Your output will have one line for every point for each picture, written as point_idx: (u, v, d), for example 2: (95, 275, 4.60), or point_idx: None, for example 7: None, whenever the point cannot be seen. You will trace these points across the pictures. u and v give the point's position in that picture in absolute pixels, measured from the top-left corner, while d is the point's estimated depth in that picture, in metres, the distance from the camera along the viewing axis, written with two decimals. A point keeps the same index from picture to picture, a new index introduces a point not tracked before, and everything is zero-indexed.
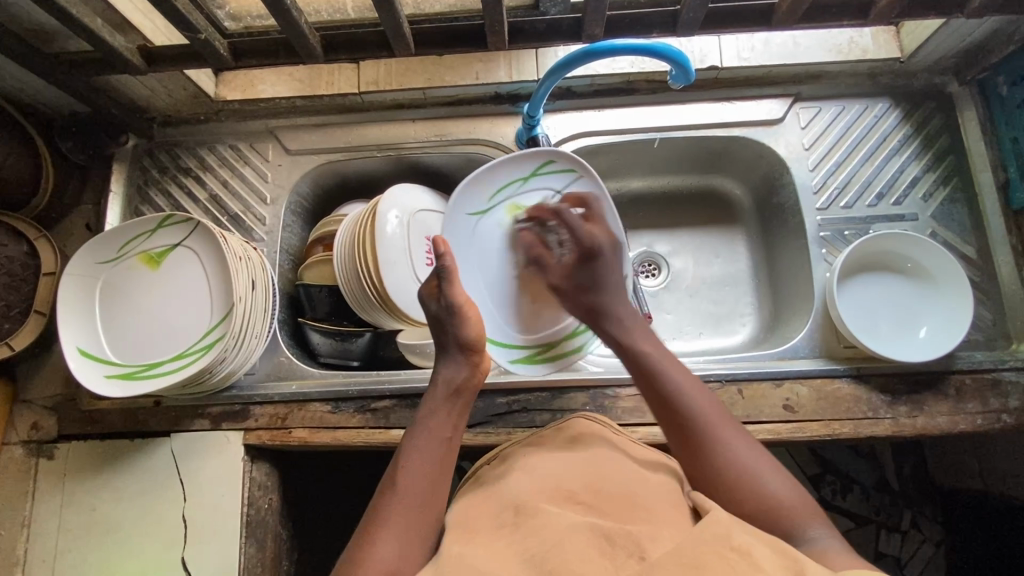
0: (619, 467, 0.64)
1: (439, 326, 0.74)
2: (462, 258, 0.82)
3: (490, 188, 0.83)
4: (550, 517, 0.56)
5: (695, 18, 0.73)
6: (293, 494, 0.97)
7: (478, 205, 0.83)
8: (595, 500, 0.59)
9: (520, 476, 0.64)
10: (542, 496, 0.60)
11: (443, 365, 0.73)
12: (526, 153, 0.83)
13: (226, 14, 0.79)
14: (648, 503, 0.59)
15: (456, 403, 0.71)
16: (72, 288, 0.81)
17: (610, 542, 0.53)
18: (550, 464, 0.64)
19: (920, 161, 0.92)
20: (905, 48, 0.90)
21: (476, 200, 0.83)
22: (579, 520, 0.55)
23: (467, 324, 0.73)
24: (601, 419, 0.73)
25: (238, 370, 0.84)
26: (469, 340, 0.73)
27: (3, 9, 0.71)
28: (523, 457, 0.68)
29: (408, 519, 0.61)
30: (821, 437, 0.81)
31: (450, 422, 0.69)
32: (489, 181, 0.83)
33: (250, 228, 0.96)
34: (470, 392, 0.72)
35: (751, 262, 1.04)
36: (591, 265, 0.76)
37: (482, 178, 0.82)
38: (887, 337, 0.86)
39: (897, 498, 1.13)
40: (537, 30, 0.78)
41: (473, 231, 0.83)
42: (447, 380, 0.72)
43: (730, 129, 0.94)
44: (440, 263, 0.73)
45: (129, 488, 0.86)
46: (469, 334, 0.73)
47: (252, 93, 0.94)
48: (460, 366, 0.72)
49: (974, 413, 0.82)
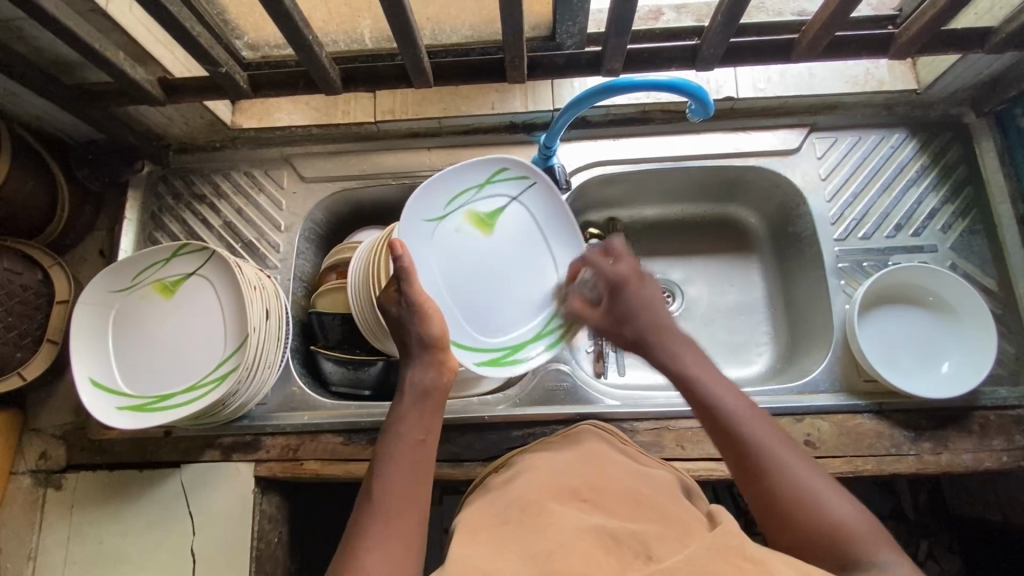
0: (625, 475, 0.62)
1: (401, 324, 0.70)
2: (431, 271, 0.78)
3: (446, 195, 0.81)
4: (556, 515, 0.54)
5: (714, 54, 0.75)
6: (301, 524, 0.96)
7: (436, 211, 0.80)
8: (603, 506, 0.57)
9: (527, 479, 0.62)
10: (549, 496, 0.58)
11: (409, 368, 0.69)
12: (478, 160, 0.82)
13: (244, 44, 0.79)
14: (662, 509, 0.57)
15: (424, 405, 0.66)
16: (85, 318, 0.80)
17: (616, 541, 0.50)
18: (556, 470, 0.63)
19: (938, 192, 0.92)
20: (922, 80, 0.90)
21: (433, 206, 0.79)
22: (586, 521, 0.53)
23: (429, 321, 0.70)
24: (616, 434, 0.73)
25: (251, 401, 0.83)
26: (433, 339, 0.70)
27: (28, 42, 0.71)
28: (532, 463, 0.66)
29: (391, 532, 0.56)
30: (844, 474, 0.80)
31: (422, 426, 0.65)
32: (444, 188, 0.80)
33: (264, 255, 0.95)
34: (439, 394, 0.68)
35: (767, 292, 1.03)
36: (622, 295, 0.76)
37: (438, 184, 0.79)
38: (908, 372, 0.85)
39: (913, 528, 1.10)
40: (555, 64, 0.79)
41: (433, 238, 0.79)
42: (413, 384, 0.68)
43: (746, 159, 0.94)
44: (395, 265, 0.68)
45: (137, 520, 0.84)
46: (433, 331, 0.70)
47: (268, 122, 0.95)
48: (425, 367, 0.69)
49: (999, 450, 0.80)
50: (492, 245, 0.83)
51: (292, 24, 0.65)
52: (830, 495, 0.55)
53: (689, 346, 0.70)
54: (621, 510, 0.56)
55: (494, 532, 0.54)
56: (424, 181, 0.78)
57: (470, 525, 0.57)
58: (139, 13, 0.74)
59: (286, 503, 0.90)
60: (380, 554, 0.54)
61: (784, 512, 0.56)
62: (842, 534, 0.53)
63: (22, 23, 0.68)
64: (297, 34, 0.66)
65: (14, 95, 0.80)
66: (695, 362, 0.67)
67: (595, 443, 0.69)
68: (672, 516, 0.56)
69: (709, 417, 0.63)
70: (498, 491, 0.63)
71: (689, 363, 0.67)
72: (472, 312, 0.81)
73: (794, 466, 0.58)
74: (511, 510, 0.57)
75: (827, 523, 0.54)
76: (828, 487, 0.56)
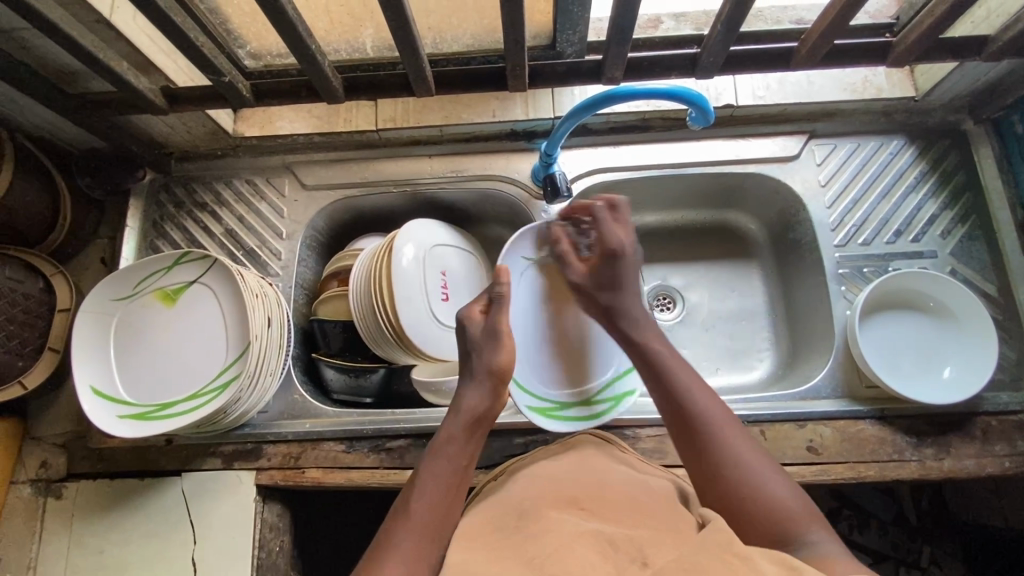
0: (621, 482, 0.63)
1: (475, 347, 0.72)
2: (515, 306, 0.85)
3: (546, 241, 0.86)
4: (553, 521, 0.55)
5: (714, 62, 0.75)
6: (302, 532, 0.95)
7: (533, 253, 0.86)
8: (599, 514, 0.58)
9: (526, 489, 0.63)
10: (547, 505, 0.59)
11: (465, 391, 0.70)
12: (574, 217, 0.88)
13: (246, 53, 0.79)
14: (656, 515, 0.58)
15: (474, 429, 0.67)
16: (87, 326, 0.80)
17: (611, 544, 0.51)
18: (554, 479, 0.64)
19: (937, 199, 0.92)
20: (920, 87, 0.91)
21: (532, 248, 0.86)
22: (583, 526, 0.54)
23: (502, 349, 0.71)
24: (612, 440, 0.74)
25: (251, 410, 0.83)
26: (500, 368, 0.71)
27: (31, 52, 0.72)
28: (530, 470, 0.67)
29: (418, 545, 0.56)
30: (847, 480, 0.80)
31: (466, 450, 0.66)
32: (546, 235, 0.86)
33: (265, 263, 0.95)
34: (488, 423, 0.69)
35: (767, 298, 1.03)
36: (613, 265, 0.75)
37: (539, 232, 0.85)
38: (910, 377, 0.85)
39: (915, 534, 1.10)
40: (557, 72, 0.79)
41: (524, 278, 0.86)
42: (469, 408, 0.68)
43: (745, 166, 0.94)
44: (496, 289, 0.74)
45: (137, 529, 0.84)
46: (499, 360, 0.71)
47: (270, 130, 0.95)
48: (483, 391, 0.69)
49: (1002, 456, 0.80)
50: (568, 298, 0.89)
51: (296, 34, 0.65)
52: (770, 477, 0.59)
53: (651, 327, 0.73)
54: (615, 519, 0.57)
55: (489, 541, 0.55)
56: (527, 227, 0.84)
57: (469, 533, 0.58)
58: (142, 23, 0.74)
59: (288, 511, 0.90)
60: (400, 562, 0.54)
61: (724, 486, 0.59)
62: (778, 513, 0.56)
63: (25, 33, 0.68)
64: (299, 43, 0.67)
65: (16, 105, 0.80)
66: (662, 345, 0.71)
67: (590, 448, 0.71)
68: (666, 522, 0.56)
69: (668, 398, 0.66)
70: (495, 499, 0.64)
71: (658, 348, 0.70)
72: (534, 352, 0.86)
73: (740, 447, 0.61)
74: (509, 519, 0.59)
75: (763, 503, 0.57)
76: (771, 471, 0.60)
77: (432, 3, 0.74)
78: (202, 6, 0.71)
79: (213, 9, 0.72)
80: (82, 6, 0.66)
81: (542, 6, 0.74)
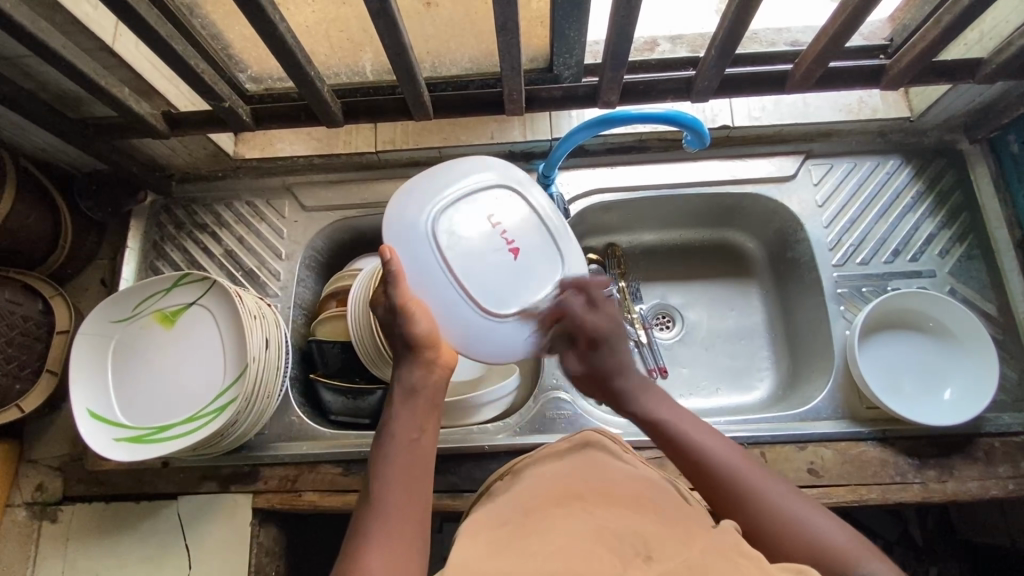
0: (628, 476, 0.58)
1: (390, 326, 0.67)
2: (463, 258, 0.68)
3: (430, 196, 0.69)
4: (558, 517, 0.50)
5: (709, 86, 0.76)
6: (296, 556, 0.94)
7: (427, 202, 0.69)
8: (607, 501, 0.52)
9: (528, 484, 0.58)
10: (552, 499, 0.54)
11: (398, 368, 0.67)
12: (434, 175, 0.71)
13: (247, 77, 0.80)
14: (668, 510, 0.52)
15: (415, 407, 0.64)
16: (85, 348, 0.80)
17: (618, 538, 0.47)
18: (559, 471, 0.59)
19: (934, 219, 0.92)
20: (915, 108, 0.92)
21: (421, 199, 0.69)
22: (590, 522, 0.49)
23: (416, 320, 0.65)
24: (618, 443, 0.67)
25: (250, 431, 0.82)
26: (421, 337, 0.66)
27: (33, 77, 0.72)
28: (535, 467, 0.62)
29: (400, 530, 0.54)
30: (849, 503, 0.79)
31: (416, 426, 0.62)
32: (429, 188, 0.70)
33: (264, 283, 0.96)
34: (432, 391, 0.66)
35: (766, 318, 1.03)
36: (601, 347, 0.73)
37: (427, 182, 0.70)
38: (911, 399, 0.84)
39: (922, 554, 1.07)
40: (553, 97, 0.80)
41: (432, 245, 0.67)
42: (403, 385, 0.65)
43: (742, 186, 0.95)
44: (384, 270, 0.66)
45: (131, 554, 0.83)
46: (420, 330, 0.66)
47: (270, 152, 0.97)
48: (415, 366, 0.66)
49: (1005, 478, 0.79)
50: (441, 283, 0.68)
51: (296, 62, 0.66)
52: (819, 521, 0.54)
53: (661, 396, 0.69)
54: (622, 504, 0.52)
55: (493, 536, 0.50)
56: (416, 179, 0.71)
57: (472, 530, 0.53)
58: (145, 50, 0.75)
59: (282, 534, 0.89)
60: (381, 547, 0.52)
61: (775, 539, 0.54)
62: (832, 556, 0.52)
63: (28, 60, 0.69)
64: (299, 70, 0.68)
65: (20, 130, 0.81)
66: (668, 411, 0.67)
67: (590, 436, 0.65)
68: (677, 516, 0.51)
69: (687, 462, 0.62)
70: (497, 499, 0.59)
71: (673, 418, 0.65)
72: (463, 268, 0.68)
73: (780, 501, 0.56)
74: (513, 513, 0.54)
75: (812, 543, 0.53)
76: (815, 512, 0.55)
77: (430, 28, 0.75)
78: (204, 33, 0.72)
79: (215, 35, 0.73)
80: (85, 34, 0.67)
81: (539, 31, 0.74)
